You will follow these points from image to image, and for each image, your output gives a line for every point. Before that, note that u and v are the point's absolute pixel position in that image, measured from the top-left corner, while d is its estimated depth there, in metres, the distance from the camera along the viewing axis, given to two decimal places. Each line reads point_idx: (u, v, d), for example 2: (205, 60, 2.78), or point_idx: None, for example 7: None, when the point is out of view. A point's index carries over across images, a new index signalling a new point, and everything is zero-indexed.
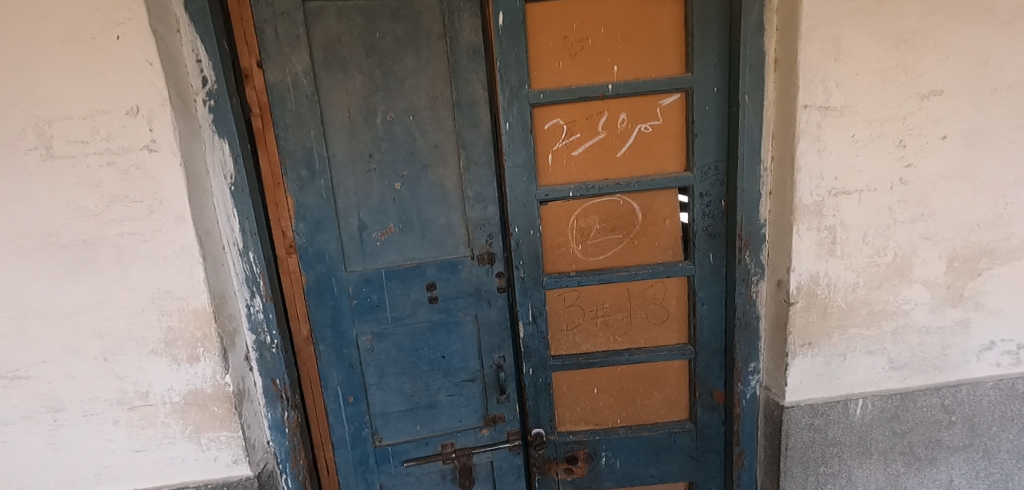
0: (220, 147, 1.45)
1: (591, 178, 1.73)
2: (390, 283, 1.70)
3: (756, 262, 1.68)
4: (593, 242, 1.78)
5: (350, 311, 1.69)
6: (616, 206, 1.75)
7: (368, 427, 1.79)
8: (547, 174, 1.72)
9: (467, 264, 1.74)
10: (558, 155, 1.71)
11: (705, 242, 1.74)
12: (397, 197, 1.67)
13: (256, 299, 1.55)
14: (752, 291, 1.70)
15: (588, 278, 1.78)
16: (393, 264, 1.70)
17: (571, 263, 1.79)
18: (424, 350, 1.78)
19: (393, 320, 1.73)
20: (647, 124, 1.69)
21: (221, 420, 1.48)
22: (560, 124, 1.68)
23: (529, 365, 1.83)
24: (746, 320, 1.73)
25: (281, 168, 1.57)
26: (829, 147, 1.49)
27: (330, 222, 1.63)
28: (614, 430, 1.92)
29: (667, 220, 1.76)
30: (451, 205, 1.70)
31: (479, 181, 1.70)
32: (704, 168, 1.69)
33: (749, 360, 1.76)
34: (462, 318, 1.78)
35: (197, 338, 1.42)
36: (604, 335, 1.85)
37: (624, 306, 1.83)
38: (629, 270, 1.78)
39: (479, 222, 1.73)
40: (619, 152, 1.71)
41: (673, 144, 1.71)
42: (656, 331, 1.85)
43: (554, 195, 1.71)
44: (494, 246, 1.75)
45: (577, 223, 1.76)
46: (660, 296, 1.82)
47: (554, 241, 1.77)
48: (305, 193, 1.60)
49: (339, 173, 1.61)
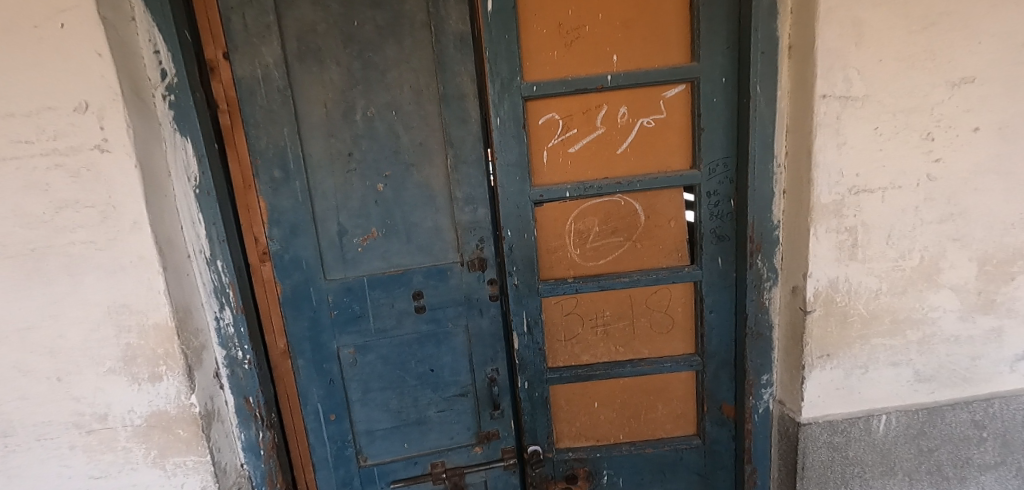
0: (182, 147, 1.32)
1: (589, 177, 1.61)
2: (373, 292, 1.57)
3: (769, 267, 1.55)
4: (593, 246, 1.65)
5: (330, 323, 1.56)
6: (617, 207, 1.62)
7: (352, 446, 1.66)
8: (542, 173, 1.60)
9: (457, 270, 1.62)
10: (553, 153, 1.58)
11: (713, 245, 1.61)
12: (380, 199, 1.54)
13: (226, 311, 1.43)
14: (764, 298, 1.57)
15: (588, 285, 1.65)
16: (377, 271, 1.57)
17: (569, 269, 1.67)
18: (411, 363, 1.66)
19: (377, 332, 1.61)
20: (650, 118, 1.56)
21: (187, 443, 1.36)
22: (555, 119, 1.56)
23: (524, 378, 1.70)
24: (758, 329, 1.59)
25: (252, 169, 1.44)
26: (849, 141, 1.36)
27: (307, 227, 1.50)
28: (616, 446, 1.80)
29: (671, 222, 1.64)
30: (439, 207, 1.58)
31: (468, 182, 1.58)
32: (712, 165, 1.56)
33: (762, 373, 1.63)
34: (452, 329, 1.66)
35: (159, 356, 1.30)
36: (605, 345, 1.73)
37: (627, 315, 1.70)
38: (632, 276, 1.66)
39: (468, 225, 1.60)
40: (620, 149, 1.59)
41: (678, 139, 1.58)
42: (660, 340, 1.73)
43: (550, 195, 1.59)
44: (485, 251, 1.62)
45: (575, 225, 1.63)
46: (664, 304, 1.69)
47: (550, 246, 1.65)
48: (279, 195, 1.47)
49: (316, 174, 1.49)
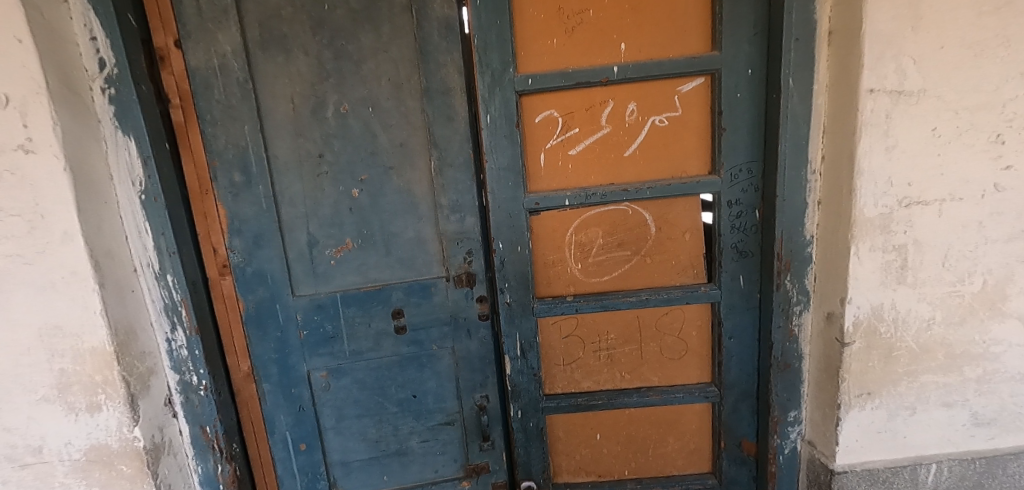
0: (126, 147, 1.16)
1: (592, 183, 1.41)
2: (347, 311, 1.41)
3: (799, 289, 1.33)
4: (596, 260, 1.46)
5: (299, 343, 1.40)
6: (624, 217, 1.43)
7: (325, 479, 1.50)
8: (538, 178, 1.41)
9: (442, 287, 1.44)
10: (552, 155, 1.39)
11: (734, 261, 1.40)
12: (355, 206, 1.37)
13: (178, 332, 1.27)
14: (793, 325, 1.36)
15: (589, 305, 1.46)
16: (352, 287, 1.40)
17: (569, 286, 1.48)
18: (391, 388, 1.49)
19: (352, 354, 1.44)
20: (662, 116, 1.36)
21: (132, 481, 1.21)
22: (554, 117, 1.37)
23: (517, 407, 1.52)
24: (785, 360, 1.38)
25: (209, 172, 1.28)
26: (900, 144, 1.14)
27: (272, 237, 1.34)
28: (620, 483, 1.61)
29: (686, 234, 1.44)
30: (421, 216, 1.40)
31: (454, 187, 1.40)
32: (735, 169, 1.35)
33: (789, 409, 1.42)
34: (436, 351, 1.48)
35: (97, 383, 1.15)
36: (609, 372, 1.54)
37: (634, 338, 1.51)
38: (640, 295, 1.46)
39: (455, 236, 1.42)
40: (628, 151, 1.39)
41: (695, 141, 1.38)
42: (672, 367, 1.53)
43: (547, 203, 1.40)
44: (474, 265, 1.44)
45: (576, 237, 1.44)
46: (676, 327, 1.49)
47: (547, 259, 1.46)
48: (240, 201, 1.31)
49: (282, 177, 1.32)
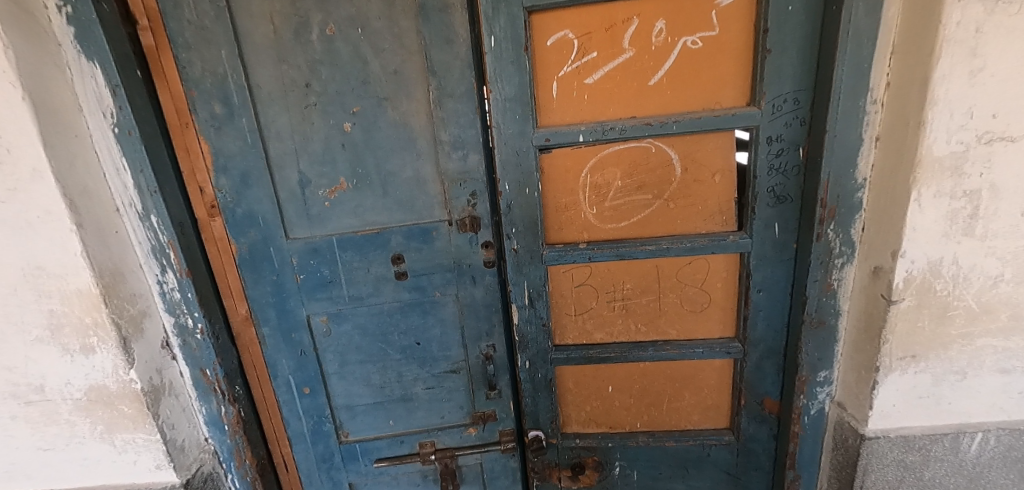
0: (91, 74, 1.07)
1: (611, 116, 1.25)
2: (344, 254, 1.33)
3: (843, 240, 1.17)
4: (612, 204, 1.34)
5: (296, 288, 1.34)
6: (646, 156, 1.28)
7: (330, 422, 1.49)
8: (550, 110, 1.26)
9: (444, 231, 1.34)
10: (566, 84, 1.24)
11: (770, 207, 1.24)
12: (347, 142, 1.25)
13: (169, 274, 1.22)
14: (831, 279, 1.21)
15: (603, 253, 1.35)
16: (348, 230, 1.31)
17: (582, 231, 1.36)
18: (394, 335, 1.43)
19: (351, 299, 1.38)
20: (695, 37, 1.17)
21: (134, 421, 1.20)
22: (569, 39, 1.20)
23: (524, 357, 1.45)
24: (820, 317, 1.25)
25: (188, 103, 1.17)
26: (988, 67, 0.94)
27: (260, 176, 1.24)
28: (632, 436, 1.55)
29: (716, 176, 1.28)
30: (420, 153, 1.28)
31: (456, 121, 1.26)
32: (778, 100, 1.16)
33: (819, 369, 1.30)
34: (439, 298, 1.40)
35: (87, 326, 1.12)
36: (624, 323, 1.44)
37: (652, 289, 1.40)
38: (660, 243, 1.33)
39: (457, 176, 1.30)
40: (653, 79, 1.21)
41: (732, 66, 1.18)
42: (692, 321, 1.42)
43: (559, 139, 1.25)
44: (478, 208, 1.33)
45: (592, 177, 1.31)
46: (699, 277, 1.37)
47: (559, 202, 1.34)
48: (224, 136, 1.21)
49: (267, 109, 1.21)
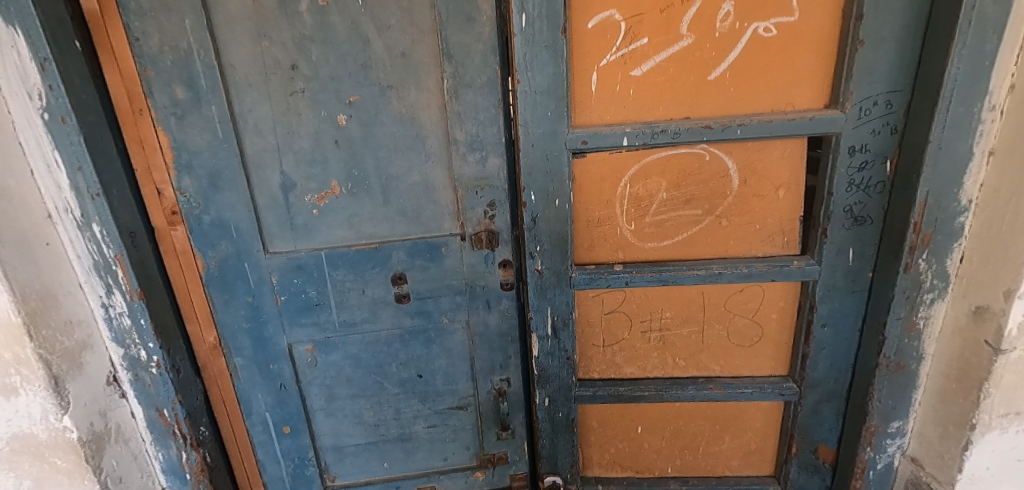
0: (11, 42, 0.81)
1: (660, 116, 1.05)
2: (335, 273, 1.11)
3: (935, 272, 0.99)
4: (654, 220, 1.14)
5: (276, 312, 1.12)
6: (698, 165, 1.08)
7: (315, 465, 1.28)
8: (587, 107, 1.05)
9: (456, 247, 1.13)
10: (608, 77, 1.03)
11: (845, 230, 1.05)
12: (341, 138, 1.03)
13: (116, 296, 0.98)
14: (917, 318, 1.02)
15: (643, 277, 1.15)
16: (340, 244, 1.10)
17: (617, 250, 1.17)
18: (391, 366, 1.22)
19: (343, 326, 1.16)
20: (769, 23, 0.97)
21: (70, 476, 0.96)
22: (614, 21, 0.99)
23: (544, 394, 1.25)
24: (899, 361, 1.06)
25: (143, 85, 0.94)
26: None
27: (233, 177, 1.01)
28: (662, 482, 1.36)
29: (779, 191, 1.09)
30: (430, 154, 1.06)
31: (473, 116, 1.04)
32: (867, 103, 0.96)
33: (891, 419, 1.11)
34: (447, 325, 1.19)
35: (8, 364, 0.86)
36: (660, 356, 1.25)
37: (695, 319, 1.21)
38: (710, 268, 1.13)
39: (473, 182, 1.08)
40: (714, 73, 1.01)
41: (810, 60, 0.99)
42: (739, 356, 1.23)
43: (598, 142, 1.05)
44: (497, 221, 1.12)
45: (632, 188, 1.12)
46: (751, 307, 1.18)
47: (592, 216, 1.14)
48: (188, 127, 0.98)
49: (243, 95, 0.98)
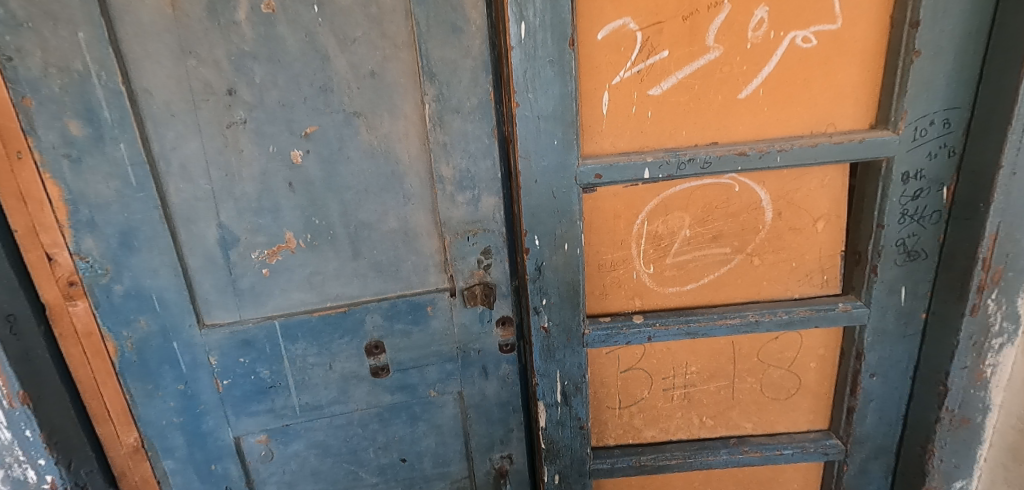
0: None
1: (683, 142, 0.89)
2: (293, 346, 0.88)
3: (1005, 314, 0.87)
4: (676, 261, 0.98)
5: (218, 400, 0.88)
6: (726, 198, 0.93)
7: None
8: (598, 133, 0.89)
9: (444, 305, 0.93)
10: (622, 98, 0.87)
11: (897, 267, 0.91)
12: (296, 180, 0.82)
13: None
14: (984, 366, 0.90)
15: (668, 330, 0.98)
16: (300, 310, 0.88)
17: (633, 297, 1.01)
18: (368, 452, 0.99)
19: (306, 410, 0.93)
20: (807, 32, 0.83)
21: None
22: (629, 31, 0.83)
23: (553, 470, 1.05)
24: (964, 415, 0.93)
25: (20, 119, 0.70)
26: None
27: (154, 234, 0.78)
28: None
29: (818, 224, 0.94)
30: (410, 195, 0.87)
31: (462, 147, 0.85)
32: (924, 123, 0.83)
33: (954, 478, 0.98)
34: (435, 399, 0.98)
35: None
36: (684, 416, 1.08)
37: (724, 372, 1.05)
38: (745, 316, 0.97)
39: (463, 227, 0.89)
40: (746, 91, 0.86)
41: (853, 74, 0.85)
42: (774, 411, 1.07)
43: (614, 175, 0.88)
44: (492, 272, 0.92)
45: (650, 226, 0.96)
46: (788, 357, 1.03)
47: (604, 259, 0.98)
48: (89, 172, 0.74)
49: (164, 129, 0.75)
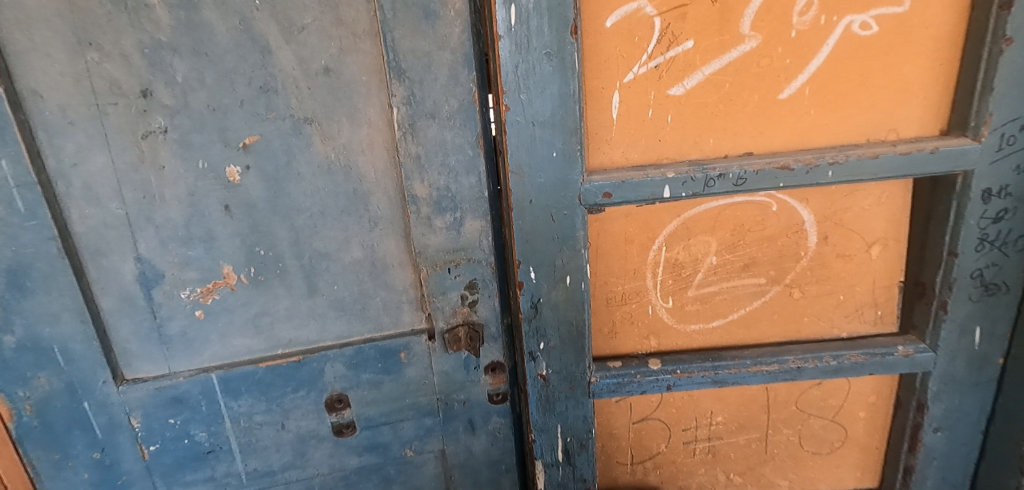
0: None
1: (711, 152, 0.74)
2: (235, 403, 0.73)
3: None
4: (699, 294, 0.83)
5: (144, 469, 0.73)
6: (760, 222, 0.78)
7: None
8: (607, 141, 0.74)
9: (421, 350, 0.76)
10: (636, 99, 0.71)
11: (970, 303, 0.74)
12: (234, 202, 0.66)
13: None
14: None
15: (692, 379, 0.83)
16: (243, 361, 0.72)
17: (648, 336, 0.85)
18: None
19: (255, 476, 0.78)
20: (868, 16, 0.67)
21: None
22: (646, 17, 0.67)
23: None
24: None
25: None
26: None
27: (51, 271, 0.62)
28: None
29: (872, 250, 0.78)
30: (377, 220, 0.70)
31: (440, 160, 0.68)
32: (1013, 128, 0.66)
33: None
34: (412, 459, 0.82)
35: None
36: (709, 472, 0.93)
37: (755, 423, 0.89)
38: (784, 361, 0.82)
39: (445, 258, 0.73)
40: (788, 90, 0.70)
41: (923, 68, 0.69)
42: (815, 466, 0.92)
43: (626, 194, 0.73)
44: (479, 312, 0.76)
45: (669, 254, 0.80)
46: (832, 405, 0.87)
47: (613, 292, 0.83)
48: None
49: (61, 140, 0.60)
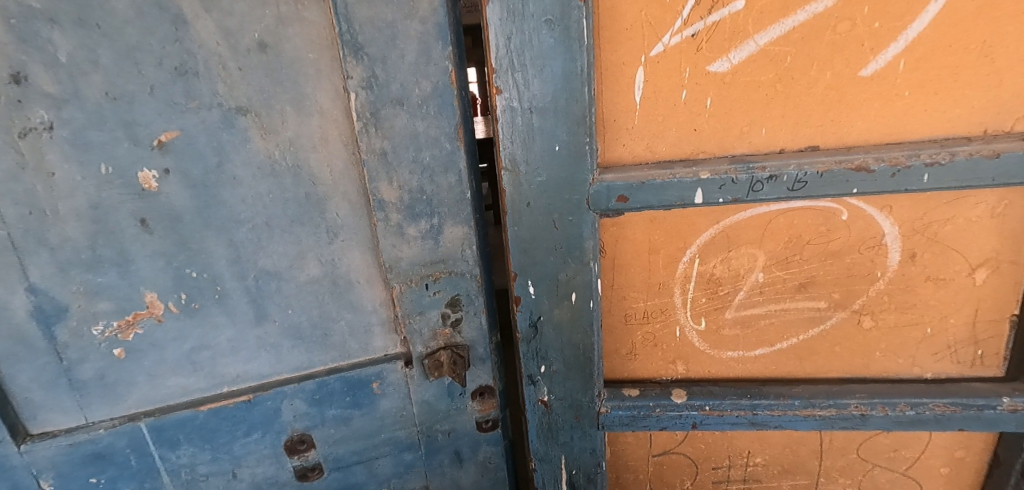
0: None
1: (762, 144, 0.58)
2: (173, 454, 0.66)
3: None
4: (741, 316, 0.68)
5: None
6: (824, 235, 0.61)
7: None
8: (628, 130, 0.59)
9: (396, 379, 0.67)
10: (665, 77, 0.56)
11: None
12: (152, 215, 0.54)
13: None
14: None
15: (723, 418, 0.69)
16: (178, 408, 0.64)
17: (675, 361, 0.72)
18: None
19: None
20: None
21: None
22: None
23: None
24: None
25: None
26: None
27: None
28: None
29: (975, 275, 0.60)
30: (336, 231, 0.59)
31: (413, 157, 0.55)
32: None
33: None
34: None
35: None
36: None
37: (804, 468, 0.75)
38: (848, 406, 0.66)
39: (422, 273, 0.62)
40: (876, 64, 0.52)
41: None
42: None
43: (646, 198, 0.58)
44: (464, 333, 0.65)
45: (704, 269, 0.65)
46: (905, 457, 0.71)
47: (633, 309, 0.69)
48: None
49: None
